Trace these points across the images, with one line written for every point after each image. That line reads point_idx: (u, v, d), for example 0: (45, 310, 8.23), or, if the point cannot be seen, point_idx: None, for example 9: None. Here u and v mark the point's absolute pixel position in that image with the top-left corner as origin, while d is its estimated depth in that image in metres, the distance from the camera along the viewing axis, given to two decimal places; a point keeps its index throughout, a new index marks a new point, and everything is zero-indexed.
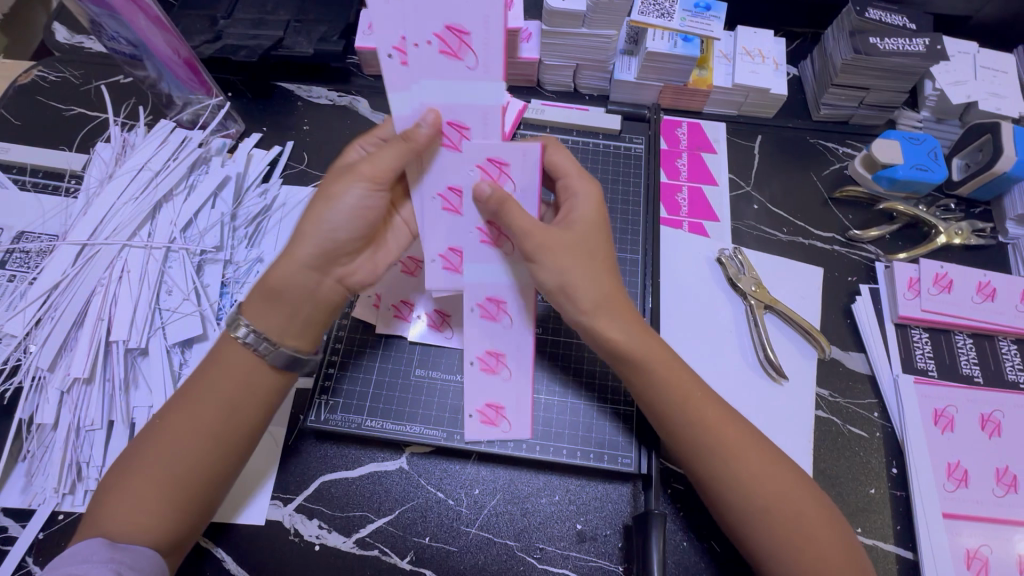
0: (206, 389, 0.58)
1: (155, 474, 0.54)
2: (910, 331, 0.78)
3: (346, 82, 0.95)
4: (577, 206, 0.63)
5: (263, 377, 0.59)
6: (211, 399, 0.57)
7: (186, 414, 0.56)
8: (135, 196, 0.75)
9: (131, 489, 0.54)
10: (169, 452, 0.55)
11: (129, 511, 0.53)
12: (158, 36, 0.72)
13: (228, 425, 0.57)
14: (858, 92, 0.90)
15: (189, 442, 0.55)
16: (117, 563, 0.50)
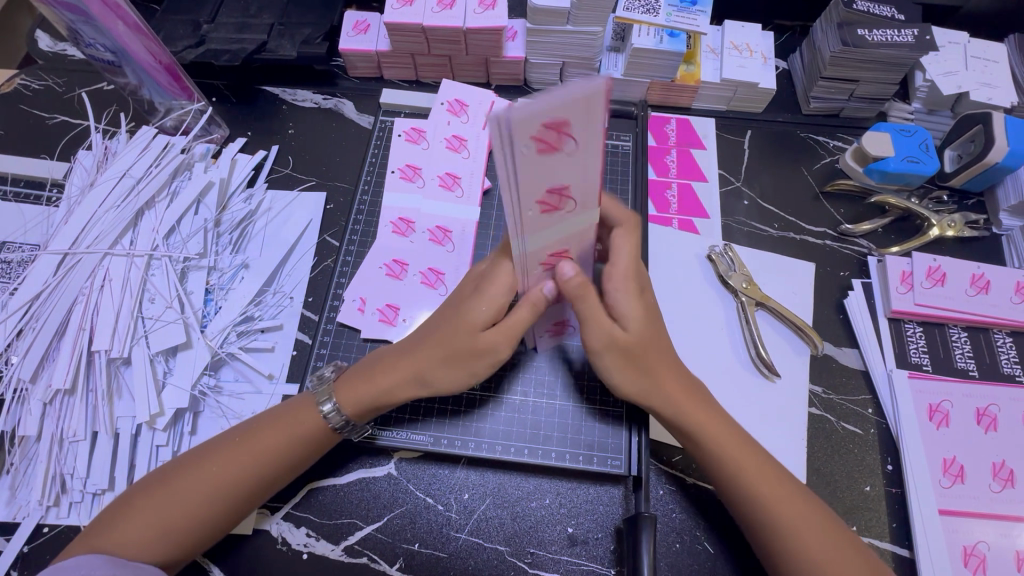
0: (259, 436, 0.58)
1: (186, 501, 0.55)
2: (904, 324, 0.77)
3: (331, 85, 0.94)
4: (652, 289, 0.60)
5: (319, 434, 0.60)
6: (262, 445, 0.57)
7: (233, 454, 0.57)
8: (117, 204, 0.74)
9: (160, 510, 0.54)
10: (207, 485, 0.55)
11: (152, 531, 0.54)
12: (137, 44, 0.72)
13: (271, 470, 0.58)
14: (848, 85, 0.89)
15: (229, 478, 0.56)
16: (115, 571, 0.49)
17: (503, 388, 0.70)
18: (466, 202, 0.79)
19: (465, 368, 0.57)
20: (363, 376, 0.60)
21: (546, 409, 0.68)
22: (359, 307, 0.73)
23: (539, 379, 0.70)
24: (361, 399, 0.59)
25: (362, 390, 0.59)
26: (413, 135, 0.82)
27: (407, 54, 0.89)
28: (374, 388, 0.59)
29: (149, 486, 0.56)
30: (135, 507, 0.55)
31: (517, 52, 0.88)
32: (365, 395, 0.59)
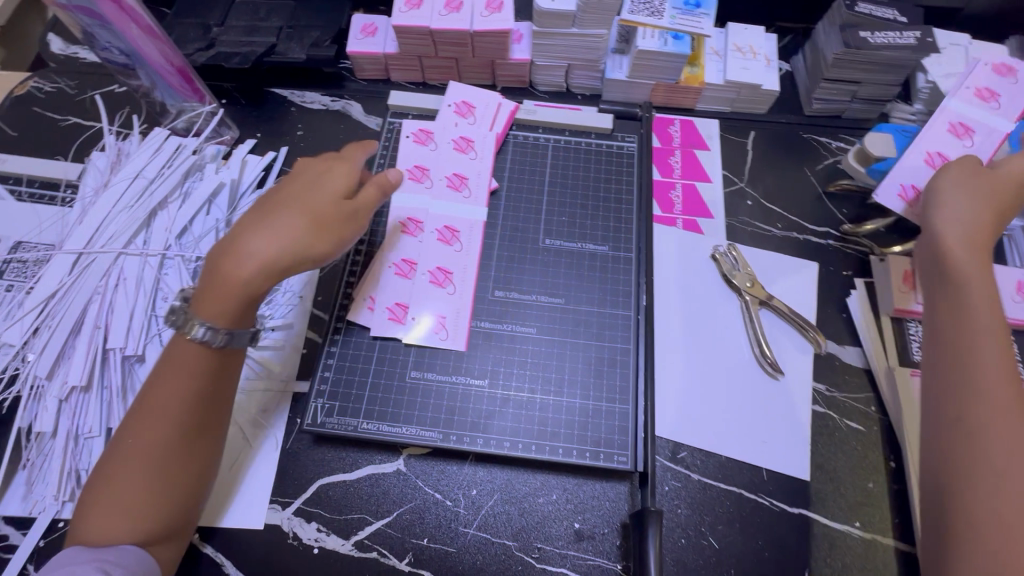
0: (160, 391, 0.57)
1: (128, 477, 0.55)
2: (906, 324, 0.77)
3: (339, 87, 0.95)
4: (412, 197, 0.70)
5: (207, 359, 0.59)
6: (164, 401, 0.57)
7: (146, 417, 0.57)
8: (130, 205, 0.76)
9: (114, 493, 0.55)
10: (137, 456, 0.56)
11: (122, 517, 0.54)
12: (150, 45, 0.73)
13: (194, 413, 0.58)
14: (850, 86, 0.90)
15: (162, 439, 0.56)
16: (108, 565, 0.52)
17: (511, 385, 0.70)
18: (475, 203, 0.79)
19: (329, 230, 0.62)
20: (220, 284, 0.58)
21: (553, 407, 0.69)
22: (370, 306, 0.73)
23: (546, 377, 0.70)
24: (226, 300, 0.58)
25: (227, 292, 0.58)
26: (423, 136, 0.82)
27: (414, 56, 0.90)
28: (235, 290, 0.58)
29: (96, 477, 0.56)
30: (90, 503, 0.55)
31: (523, 55, 0.90)
32: (231, 297, 0.58)
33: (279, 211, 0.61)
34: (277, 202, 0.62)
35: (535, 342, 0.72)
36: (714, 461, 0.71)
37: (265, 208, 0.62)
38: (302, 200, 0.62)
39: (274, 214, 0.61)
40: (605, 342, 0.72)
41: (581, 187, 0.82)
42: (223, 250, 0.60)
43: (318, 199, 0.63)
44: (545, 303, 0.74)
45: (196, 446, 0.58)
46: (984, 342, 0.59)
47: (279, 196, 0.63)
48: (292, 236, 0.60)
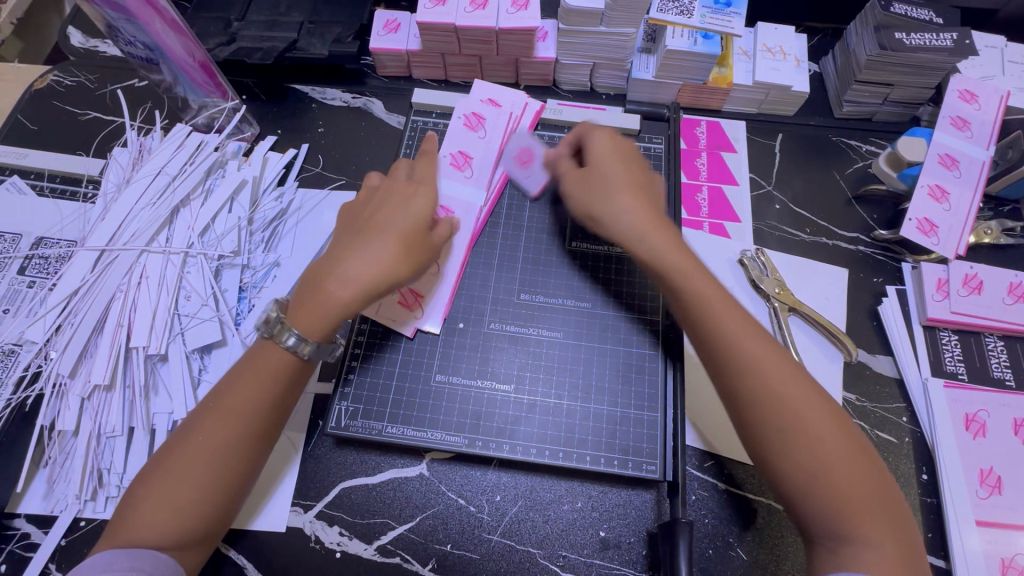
0: (237, 393, 0.58)
1: (185, 479, 0.55)
2: (939, 333, 0.76)
3: (361, 84, 0.94)
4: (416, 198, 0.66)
5: (292, 367, 0.59)
6: (241, 403, 0.57)
7: (219, 418, 0.57)
8: (152, 202, 0.75)
9: (166, 491, 0.54)
10: (201, 458, 0.55)
11: (169, 518, 0.54)
12: (174, 39, 0.72)
13: (262, 423, 0.58)
14: (883, 88, 0.88)
15: (225, 444, 0.56)
16: (136, 571, 0.50)
17: (537, 390, 0.69)
18: (475, 183, 0.76)
19: (405, 242, 0.62)
20: (316, 302, 0.60)
21: (579, 412, 0.68)
22: None
23: (572, 382, 0.69)
24: (322, 313, 0.60)
25: (320, 305, 0.60)
26: (473, 122, 0.79)
27: (438, 54, 0.89)
28: (331, 302, 0.60)
29: (149, 472, 0.56)
30: (140, 498, 0.54)
31: (548, 53, 0.88)
32: (324, 310, 0.60)
33: (376, 233, 0.63)
34: (376, 220, 0.64)
35: (560, 345, 0.71)
36: (743, 471, 0.69)
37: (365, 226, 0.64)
38: (396, 220, 0.63)
39: (368, 238, 0.62)
40: (632, 347, 0.71)
41: None
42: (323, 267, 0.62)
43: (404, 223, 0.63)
44: (571, 306, 0.73)
45: (257, 454, 0.58)
46: (747, 336, 0.58)
47: (376, 214, 0.64)
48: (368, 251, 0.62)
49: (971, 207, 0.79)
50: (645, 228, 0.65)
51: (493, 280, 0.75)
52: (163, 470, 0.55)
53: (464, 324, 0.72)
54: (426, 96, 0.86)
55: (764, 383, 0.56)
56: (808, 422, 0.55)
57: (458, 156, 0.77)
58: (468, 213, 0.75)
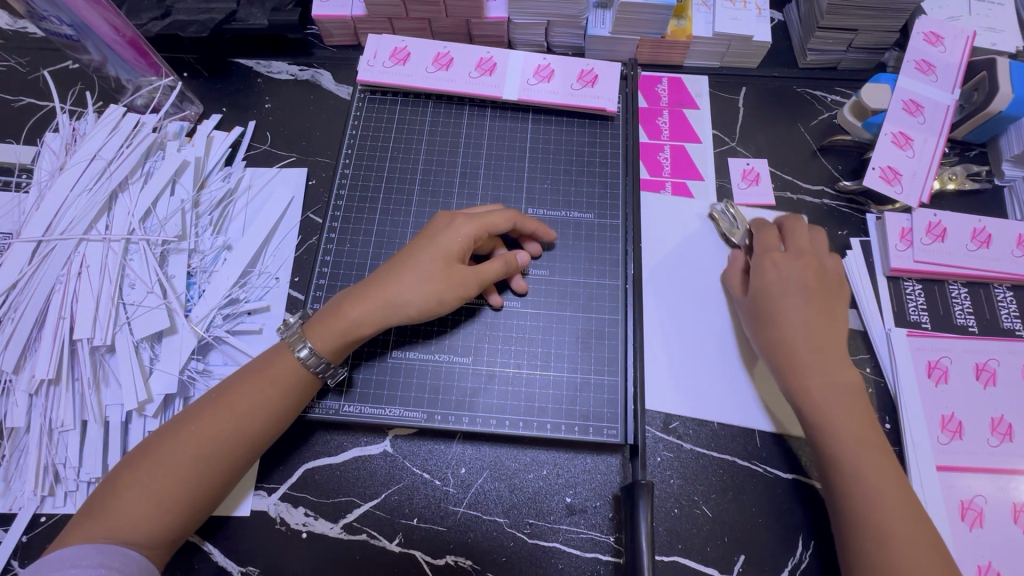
0: (243, 391, 0.59)
1: (174, 472, 0.55)
2: (902, 282, 0.76)
3: (308, 55, 0.90)
4: (452, 236, 0.63)
5: (302, 380, 0.61)
6: (245, 407, 0.58)
7: (221, 415, 0.57)
8: (89, 188, 0.72)
9: (149, 481, 0.54)
10: (189, 452, 0.55)
11: (144, 507, 0.53)
12: (96, 15, 0.69)
13: (264, 427, 0.59)
14: (847, 34, 0.85)
15: (222, 443, 0.56)
16: (107, 568, 0.50)
17: (497, 361, 0.68)
18: (417, 72, 0.79)
19: (436, 280, 0.61)
20: (331, 319, 0.61)
21: (540, 380, 0.67)
22: (372, 58, 0.80)
23: (531, 351, 0.68)
24: (333, 335, 0.61)
25: (335, 328, 0.61)
26: (486, 66, 0.80)
27: (384, 18, 0.85)
28: (347, 330, 0.61)
29: (133, 460, 0.56)
30: (121, 486, 0.54)
31: (499, 12, 0.84)
32: (337, 334, 0.61)
33: (400, 283, 0.61)
34: (410, 263, 0.62)
35: (519, 314, 0.70)
36: (706, 429, 0.69)
37: (404, 266, 0.62)
38: (429, 274, 0.61)
39: (393, 284, 0.61)
40: (593, 313, 0.70)
41: (565, 152, 0.79)
42: (354, 290, 0.63)
43: (422, 289, 0.61)
44: (530, 275, 0.72)
45: (239, 459, 0.58)
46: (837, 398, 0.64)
47: (417, 256, 0.62)
48: (382, 306, 0.61)
49: (934, 154, 0.78)
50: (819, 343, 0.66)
51: None
52: (151, 460, 0.55)
53: None
54: (384, 41, 0.81)
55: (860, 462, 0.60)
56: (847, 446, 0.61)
57: (436, 57, 0.80)
58: (412, 77, 0.79)
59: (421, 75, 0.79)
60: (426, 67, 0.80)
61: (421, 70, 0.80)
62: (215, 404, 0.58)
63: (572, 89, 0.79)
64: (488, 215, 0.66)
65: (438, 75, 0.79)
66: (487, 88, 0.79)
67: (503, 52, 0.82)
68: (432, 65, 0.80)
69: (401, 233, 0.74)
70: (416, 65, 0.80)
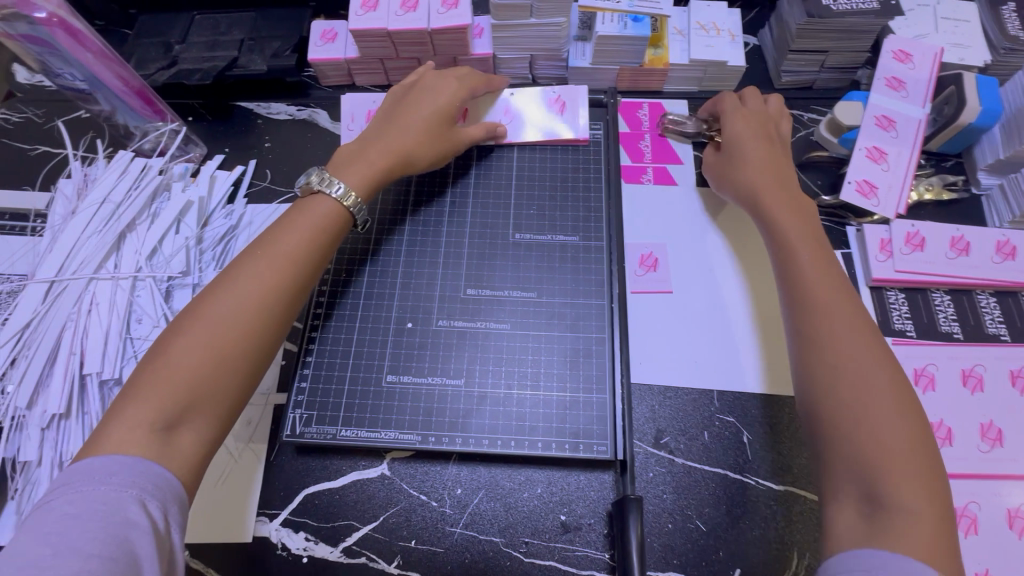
0: (275, 244, 0.62)
1: (183, 377, 0.53)
2: (886, 292, 0.77)
3: (305, 96, 0.95)
4: (419, 110, 0.75)
5: (329, 239, 0.65)
6: (281, 253, 0.61)
7: (247, 277, 0.59)
8: (99, 230, 0.76)
9: (197, 331, 0.55)
10: (229, 309, 0.56)
11: (181, 349, 0.54)
12: (106, 70, 0.74)
13: (274, 295, 0.59)
14: (818, 56, 0.89)
15: (249, 332, 0.56)
16: (139, 489, 0.47)
17: (488, 382, 0.70)
18: None
19: (430, 135, 0.74)
20: (347, 173, 0.69)
21: (530, 400, 0.69)
22: (348, 119, 0.86)
23: (522, 370, 0.70)
24: (360, 171, 0.69)
25: (360, 170, 0.69)
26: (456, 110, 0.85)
27: (376, 60, 0.90)
28: (373, 162, 0.70)
29: (143, 370, 0.53)
30: (127, 399, 0.51)
31: (484, 49, 0.88)
32: (364, 172, 0.69)
33: (408, 144, 0.72)
34: (403, 130, 0.73)
35: (508, 335, 0.72)
36: (697, 443, 0.71)
37: (395, 129, 0.73)
38: (424, 126, 0.74)
39: (392, 162, 0.71)
40: (580, 332, 0.72)
41: (549, 178, 0.82)
42: (355, 162, 0.70)
43: (420, 147, 0.73)
44: (520, 297, 0.74)
45: (274, 283, 0.59)
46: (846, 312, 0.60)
47: (404, 138, 0.72)
48: (396, 160, 0.72)
49: (908, 167, 0.80)
50: (810, 260, 0.66)
51: (440, 278, 0.76)
52: (172, 349, 0.54)
53: (412, 323, 0.73)
54: (360, 102, 0.86)
55: (853, 368, 0.56)
56: (846, 344, 0.58)
57: None
58: None
59: None
60: None
61: None
62: (237, 275, 0.59)
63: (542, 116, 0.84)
64: (427, 84, 0.77)
65: None
66: None
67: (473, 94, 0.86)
68: None
69: (394, 261, 0.78)
70: None
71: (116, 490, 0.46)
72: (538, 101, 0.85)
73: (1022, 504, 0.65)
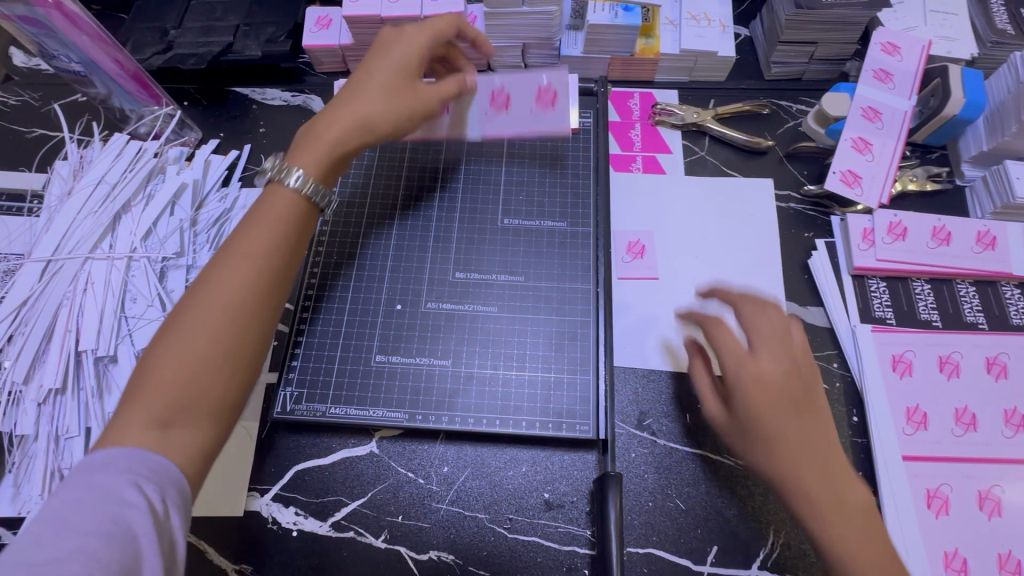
0: (251, 233, 0.56)
1: (168, 396, 0.48)
2: (867, 281, 0.79)
3: (299, 82, 0.96)
4: (377, 80, 0.66)
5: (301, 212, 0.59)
6: (258, 241, 0.55)
7: (226, 270, 0.53)
8: (94, 210, 0.77)
9: (176, 339, 0.50)
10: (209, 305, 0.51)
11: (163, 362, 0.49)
12: (102, 53, 0.75)
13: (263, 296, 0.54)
14: (807, 47, 0.90)
15: (235, 334, 0.52)
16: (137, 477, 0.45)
17: (474, 364, 0.71)
18: None
19: (396, 101, 0.66)
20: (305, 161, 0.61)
21: (516, 381, 0.70)
22: None
23: (508, 353, 0.72)
24: (316, 155, 0.61)
25: (317, 153, 0.61)
26: None
27: (370, 46, 0.90)
28: (329, 147, 0.61)
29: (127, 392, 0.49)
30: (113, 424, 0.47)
31: (477, 37, 0.89)
32: (321, 154, 0.61)
33: (370, 117, 0.64)
34: (361, 104, 0.64)
35: (496, 318, 0.74)
36: (679, 425, 0.72)
37: (352, 105, 0.64)
38: (387, 96, 0.65)
39: (349, 141, 0.63)
40: (566, 316, 0.74)
41: (539, 165, 0.83)
42: (309, 148, 0.61)
43: (382, 113, 0.64)
44: (508, 282, 0.76)
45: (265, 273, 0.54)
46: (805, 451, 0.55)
47: (363, 113, 0.64)
48: (359, 137, 0.64)
49: (893, 157, 0.81)
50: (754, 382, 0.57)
51: (429, 262, 0.77)
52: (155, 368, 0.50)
53: (402, 305, 0.75)
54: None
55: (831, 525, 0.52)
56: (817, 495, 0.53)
57: None
58: None
59: None
60: None
61: None
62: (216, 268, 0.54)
63: (532, 110, 0.82)
64: (388, 47, 0.68)
65: None
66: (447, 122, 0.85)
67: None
68: None
69: (384, 244, 0.79)
70: None
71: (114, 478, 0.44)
72: (526, 96, 0.83)
73: (993, 486, 0.67)
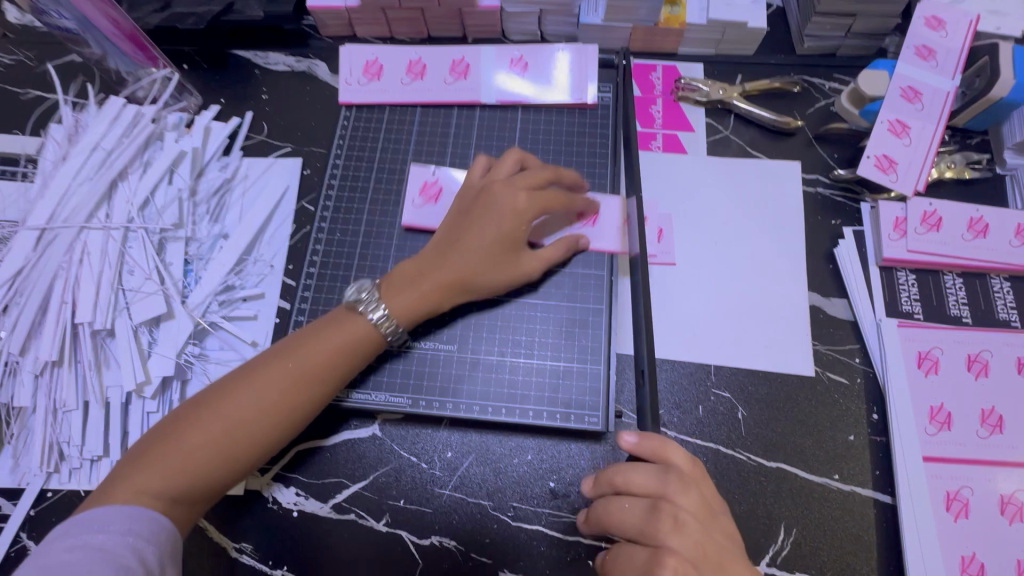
0: (308, 350, 0.60)
1: (192, 463, 0.55)
2: (895, 273, 0.75)
3: (303, 46, 0.91)
4: (489, 226, 0.65)
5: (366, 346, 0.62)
6: (312, 362, 0.59)
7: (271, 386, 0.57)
8: (90, 177, 0.74)
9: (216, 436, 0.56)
10: (248, 421, 0.56)
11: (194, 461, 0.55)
12: (95, 9, 0.71)
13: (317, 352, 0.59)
14: (845, 19, 0.83)
15: (276, 416, 0.57)
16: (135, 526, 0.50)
17: (481, 350, 0.69)
18: (390, 84, 0.82)
19: (499, 270, 0.66)
20: (400, 283, 0.64)
21: (523, 367, 0.68)
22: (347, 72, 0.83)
23: (516, 338, 0.69)
24: (409, 307, 0.64)
25: (413, 298, 0.64)
26: (457, 68, 0.82)
27: (377, 9, 0.85)
28: (424, 297, 0.64)
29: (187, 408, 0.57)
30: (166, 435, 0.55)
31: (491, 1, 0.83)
32: (413, 303, 0.64)
33: (471, 271, 0.65)
34: (465, 253, 0.65)
35: (505, 302, 0.71)
36: (691, 417, 0.70)
37: (459, 241, 0.66)
38: (493, 258, 0.65)
39: (443, 297, 0.65)
40: (577, 302, 0.71)
41: (553, 141, 0.79)
42: (410, 278, 0.65)
43: (484, 277, 0.65)
44: None
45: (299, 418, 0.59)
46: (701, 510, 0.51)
47: (464, 250, 0.65)
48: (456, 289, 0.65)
49: (931, 142, 0.76)
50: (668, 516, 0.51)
51: None
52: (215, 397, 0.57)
53: None
54: (356, 55, 0.83)
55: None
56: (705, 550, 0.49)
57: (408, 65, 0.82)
58: (386, 90, 0.82)
59: (395, 89, 0.82)
60: (399, 77, 0.82)
61: (394, 81, 0.82)
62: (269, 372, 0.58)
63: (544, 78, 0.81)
64: (500, 197, 0.66)
65: (411, 85, 0.82)
66: (456, 93, 0.81)
67: (475, 51, 0.82)
68: (406, 74, 0.82)
69: (389, 224, 0.76)
70: (388, 78, 0.82)
71: (114, 537, 0.50)
72: (534, 62, 0.81)
73: (1017, 491, 0.65)
